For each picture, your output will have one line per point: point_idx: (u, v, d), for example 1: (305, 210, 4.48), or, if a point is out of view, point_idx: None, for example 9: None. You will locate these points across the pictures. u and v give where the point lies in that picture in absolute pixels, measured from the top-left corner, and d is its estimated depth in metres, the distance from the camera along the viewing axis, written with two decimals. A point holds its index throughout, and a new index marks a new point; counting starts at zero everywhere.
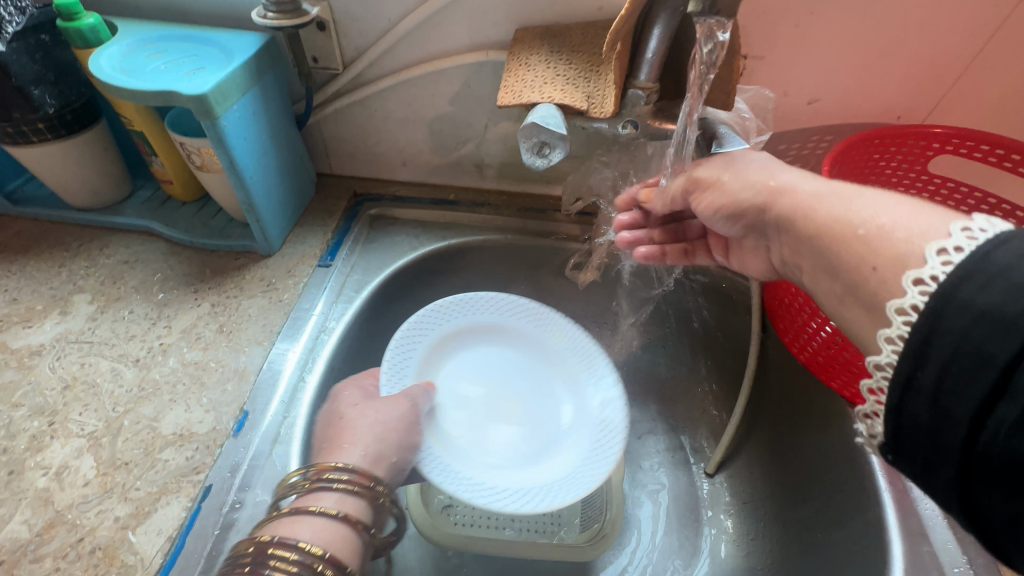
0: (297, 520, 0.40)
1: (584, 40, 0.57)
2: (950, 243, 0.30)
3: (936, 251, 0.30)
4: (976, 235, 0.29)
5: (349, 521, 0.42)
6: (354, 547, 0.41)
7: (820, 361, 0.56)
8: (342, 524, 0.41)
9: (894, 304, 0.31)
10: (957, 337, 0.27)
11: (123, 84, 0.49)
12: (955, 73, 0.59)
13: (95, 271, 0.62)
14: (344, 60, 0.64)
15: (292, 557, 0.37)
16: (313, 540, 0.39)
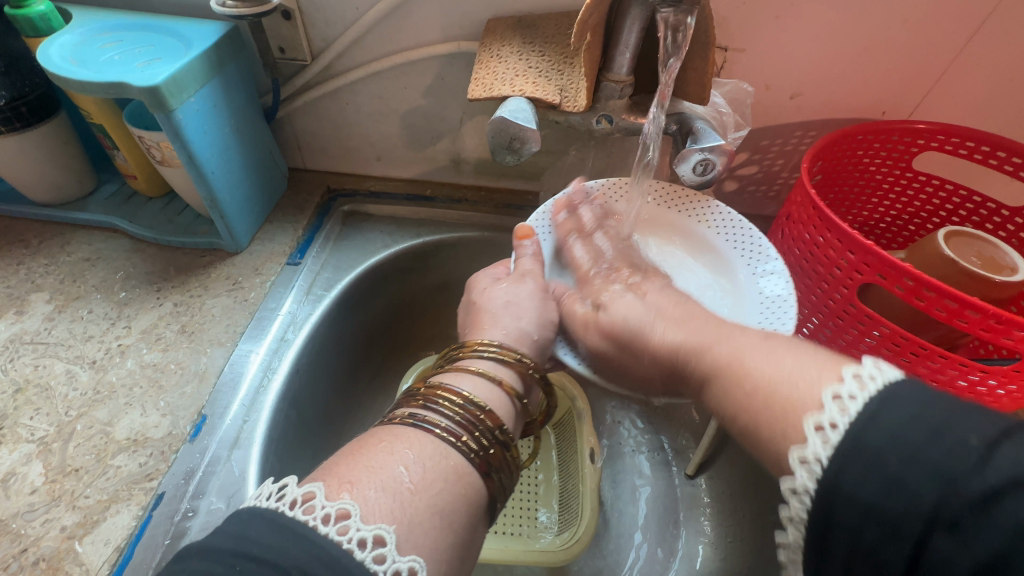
0: (463, 377, 0.41)
1: (557, 31, 0.55)
2: (843, 388, 0.28)
3: (830, 397, 0.28)
4: (866, 383, 0.28)
5: (510, 388, 0.42)
6: (512, 414, 0.41)
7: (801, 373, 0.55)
8: (503, 390, 0.42)
9: (791, 458, 0.28)
10: (854, 543, 0.25)
11: (72, 75, 0.47)
12: (941, 67, 0.57)
13: (54, 269, 0.60)
14: (311, 51, 0.62)
15: (459, 400, 0.38)
16: (474, 392, 0.40)
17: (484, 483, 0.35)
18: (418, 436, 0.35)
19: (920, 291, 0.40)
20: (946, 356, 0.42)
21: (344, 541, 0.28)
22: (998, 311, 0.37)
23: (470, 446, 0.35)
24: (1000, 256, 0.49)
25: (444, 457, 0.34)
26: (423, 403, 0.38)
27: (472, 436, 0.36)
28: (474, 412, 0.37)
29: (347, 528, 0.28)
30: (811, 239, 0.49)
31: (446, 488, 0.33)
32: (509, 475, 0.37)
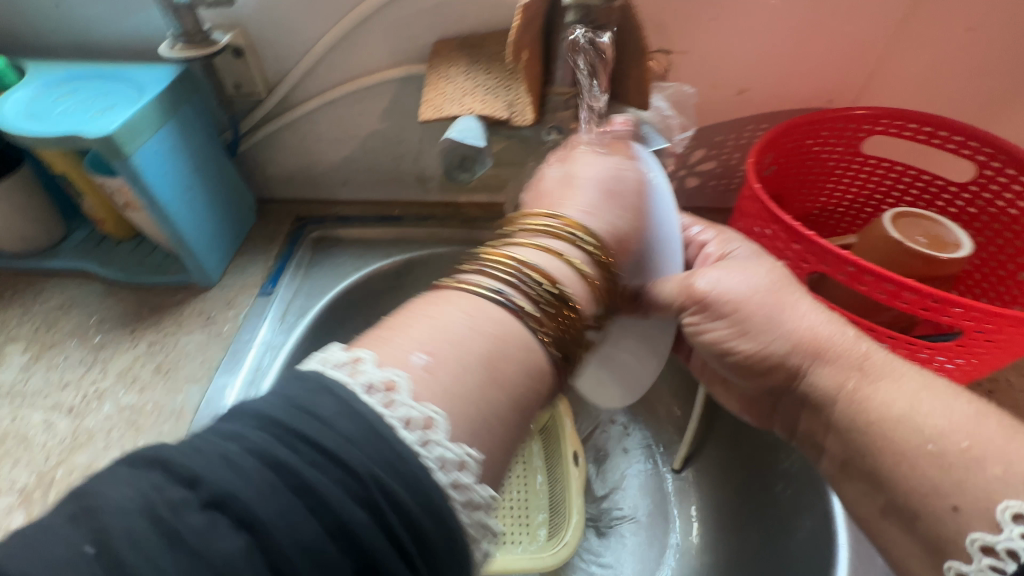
0: (526, 251, 0.37)
1: (501, 48, 0.56)
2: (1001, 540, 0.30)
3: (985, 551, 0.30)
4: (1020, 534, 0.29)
5: (579, 273, 0.37)
6: (588, 296, 0.37)
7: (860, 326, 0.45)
8: (582, 286, 0.37)
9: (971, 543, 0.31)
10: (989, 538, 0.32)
11: (27, 131, 0.49)
12: (879, 53, 0.59)
13: (29, 319, 0.61)
14: (266, 84, 0.63)
15: (535, 273, 0.35)
16: (543, 268, 0.36)
17: (549, 362, 0.34)
18: (472, 302, 0.33)
19: (861, 276, 0.42)
20: (894, 336, 0.44)
21: (424, 456, 0.26)
22: (933, 290, 0.39)
23: (536, 322, 0.33)
24: (946, 233, 0.51)
25: (475, 331, 0.31)
26: (464, 277, 0.35)
27: (550, 322, 0.34)
28: (548, 297, 0.34)
29: (395, 403, 0.26)
30: (761, 231, 0.50)
31: (463, 353, 0.30)
32: (576, 351, 0.36)
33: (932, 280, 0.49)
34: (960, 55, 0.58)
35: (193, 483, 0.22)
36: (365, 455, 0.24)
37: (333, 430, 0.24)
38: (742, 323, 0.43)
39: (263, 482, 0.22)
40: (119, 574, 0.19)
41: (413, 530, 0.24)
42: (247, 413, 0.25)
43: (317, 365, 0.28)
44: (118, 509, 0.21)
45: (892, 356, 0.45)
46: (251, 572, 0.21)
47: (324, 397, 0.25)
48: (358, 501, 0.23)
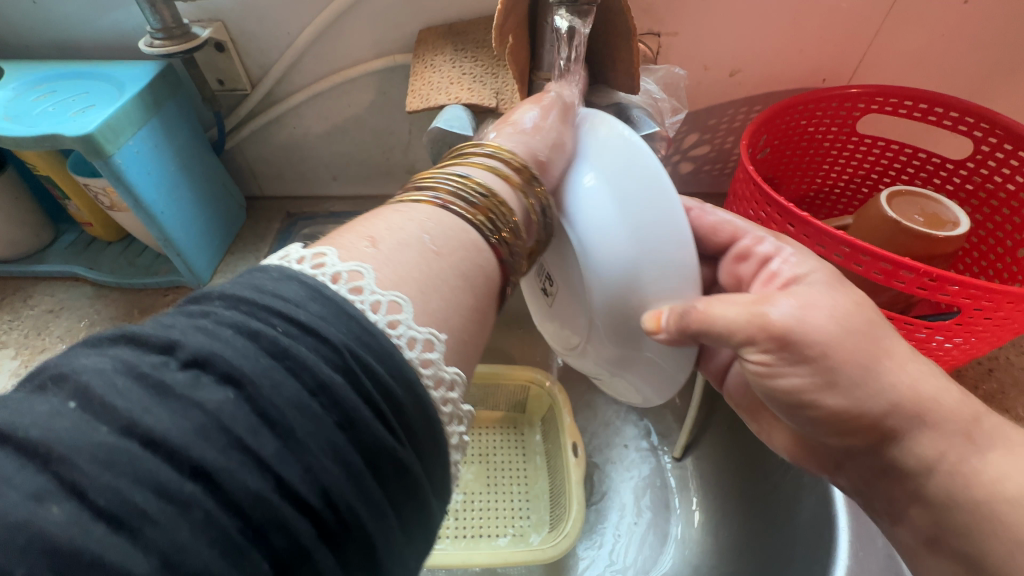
0: (459, 165, 0.35)
1: (487, 35, 0.55)
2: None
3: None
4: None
5: (513, 179, 0.35)
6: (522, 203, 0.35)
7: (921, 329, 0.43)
8: (516, 196, 0.35)
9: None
10: None
11: (6, 133, 0.48)
12: (873, 30, 0.58)
13: (19, 324, 0.61)
14: (250, 79, 0.62)
15: (466, 180, 0.33)
16: (479, 179, 0.34)
17: (493, 258, 0.32)
18: (409, 206, 0.31)
19: (856, 256, 0.41)
20: (893, 317, 0.43)
21: (393, 336, 0.24)
22: (929, 268, 0.38)
23: (485, 226, 0.32)
24: (943, 211, 0.50)
25: (412, 222, 0.29)
26: (396, 195, 0.33)
27: (486, 218, 0.32)
28: (484, 198, 0.32)
29: (360, 290, 0.24)
30: (756, 215, 0.49)
31: (404, 238, 0.28)
32: (520, 259, 0.34)
33: (929, 259, 0.49)
34: (955, 29, 0.57)
35: (168, 348, 0.20)
36: (341, 330, 0.22)
37: (304, 308, 0.22)
38: (830, 373, 0.33)
39: (242, 346, 0.20)
40: (95, 425, 0.17)
41: (394, 405, 0.23)
42: (209, 294, 0.23)
43: (277, 263, 0.25)
44: (93, 370, 0.19)
45: None
46: (242, 421, 0.19)
47: (289, 283, 0.23)
48: (335, 369, 0.21)
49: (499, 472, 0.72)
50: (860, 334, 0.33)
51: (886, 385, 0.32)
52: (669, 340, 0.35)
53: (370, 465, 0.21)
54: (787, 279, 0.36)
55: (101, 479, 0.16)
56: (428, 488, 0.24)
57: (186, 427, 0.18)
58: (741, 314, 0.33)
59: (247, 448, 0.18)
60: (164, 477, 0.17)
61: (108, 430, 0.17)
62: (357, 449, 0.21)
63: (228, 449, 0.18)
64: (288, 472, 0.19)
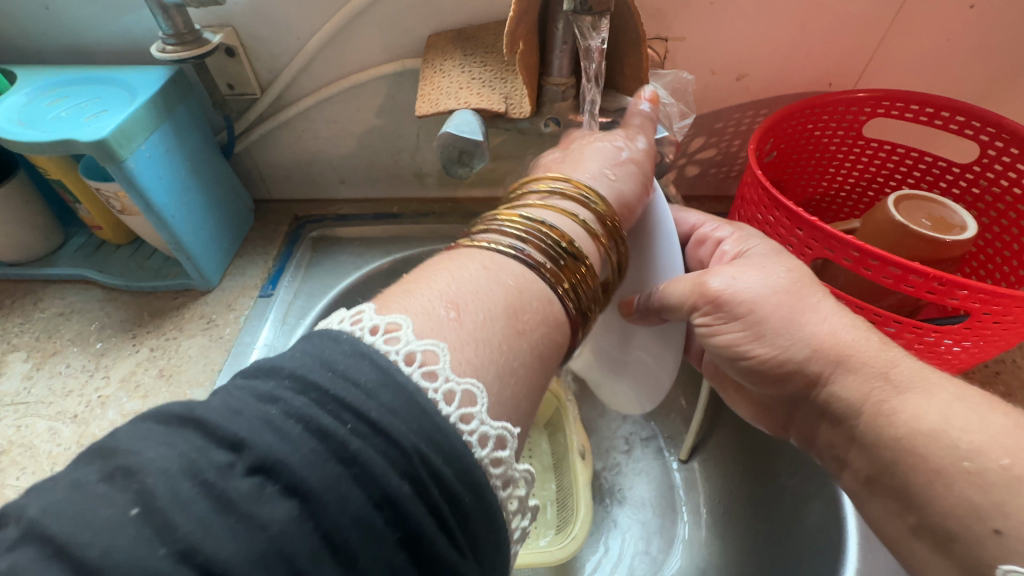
0: (543, 209, 0.38)
1: (496, 40, 0.56)
2: None
3: None
4: None
5: (593, 232, 0.39)
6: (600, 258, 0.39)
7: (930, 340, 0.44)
8: (595, 246, 0.38)
9: None
10: None
11: (21, 138, 0.48)
12: (880, 34, 0.58)
13: (30, 327, 0.61)
14: (260, 83, 0.62)
15: (550, 230, 0.36)
16: (557, 226, 0.37)
17: (568, 327, 0.35)
18: (489, 257, 0.34)
19: (865, 261, 0.41)
20: (901, 320, 0.43)
21: (432, 392, 0.26)
22: (938, 273, 0.38)
23: (559, 282, 0.34)
24: (950, 214, 0.50)
25: (495, 283, 0.32)
26: (473, 237, 0.36)
27: (570, 280, 0.35)
28: (570, 258, 0.35)
29: (433, 375, 0.26)
30: (764, 219, 0.49)
31: (485, 302, 0.31)
32: (592, 313, 0.37)
33: (937, 262, 0.49)
34: (962, 33, 0.57)
35: (236, 446, 0.22)
36: (408, 432, 0.24)
37: (374, 399, 0.24)
38: (757, 326, 0.40)
39: (310, 450, 0.22)
40: (153, 543, 0.19)
41: (454, 505, 0.24)
42: (279, 372, 0.25)
43: (340, 327, 0.28)
44: (158, 470, 0.20)
45: (898, 341, 0.45)
46: (301, 541, 0.21)
47: (363, 365, 0.25)
48: (401, 475, 0.23)
49: None
50: (788, 294, 0.40)
51: (806, 333, 0.39)
52: (639, 317, 0.47)
53: (418, 566, 0.23)
54: (733, 255, 0.45)
55: None
56: (482, 571, 0.26)
57: (250, 553, 0.20)
58: (691, 285, 0.42)
59: (299, 569, 0.20)
60: None
61: (162, 549, 0.19)
62: (404, 551, 0.23)
63: (287, 572, 0.20)
64: (353, 556, 0.21)
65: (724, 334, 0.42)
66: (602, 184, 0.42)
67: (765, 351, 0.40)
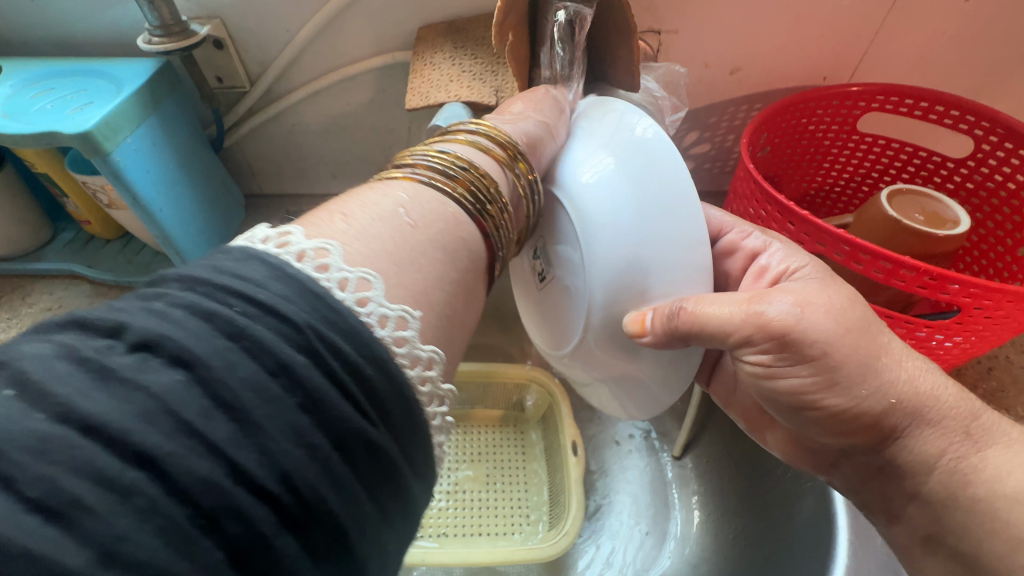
0: (450, 142, 0.34)
1: (487, 33, 0.55)
2: None
3: None
4: None
5: (497, 157, 0.35)
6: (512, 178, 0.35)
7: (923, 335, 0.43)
8: (497, 169, 0.35)
9: None
10: None
11: (4, 130, 0.48)
12: (874, 28, 0.58)
13: (18, 322, 0.60)
14: (249, 76, 0.62)
15: (445, 155, 0.33)
16: (462, 155, 0.33)
17: (483, 248, 0.32)
18: (408, 186, 0.31)
19: (856, 255, 0.41)
20: (892, 315, 0.43)
21: (365, 315, 0.23)
22: (929, 267, 0.38)
23: (467, 201, 0.31)
24: (944, 210, 0.50)
25: (399, 213, 0.29)
26: (392, 168, 0.32)
27: (467, 189, 0.32)
28: (465, 172, 0.32)
29: (366, 302, 0.23)
30: (756, 213, 0.49)
31: (379, 212, 0.28)
32: (506, 225, 0.34)
33: (930, 257, 0.49)
34: (957, 27, 0.57)
35: (117, 330, 0.19)
36: (303, 308, 0.21)
37: (267, 288, 0.21)
38: (831, 373, 0.35)
39: (196, 327, 0.19)
40: (30, 412, 0.16)
41: (362, 382, 0.21)
42: (166, 276, 0.22)
43: (241, 241, 0.24)
44: (33, 354, 0.18)
45: None
46: (194, 405, 0.18)
47: (252, 263, 0.22)
48: (298, 349, 0.20)
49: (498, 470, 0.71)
50: (859, 331, 0.35)
51: (886, 385, 0.35)
52: (655, 341, 0.35)
53: (346, 458, 0.20)
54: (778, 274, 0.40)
55: (36, 469, 0.16)
56: (408, 470, 0.23)
57: (132, 413, 0.17)
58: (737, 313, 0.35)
59: (196, 432, 0.17)
60: (108, 470, 0.16)
61: (43, 417, 0.16)
62: (324, 432, 0.20)
63: (177, 433, 0.17)
64: (246, 459, 0.18)
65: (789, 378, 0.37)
66: (505, 126, 0.38)
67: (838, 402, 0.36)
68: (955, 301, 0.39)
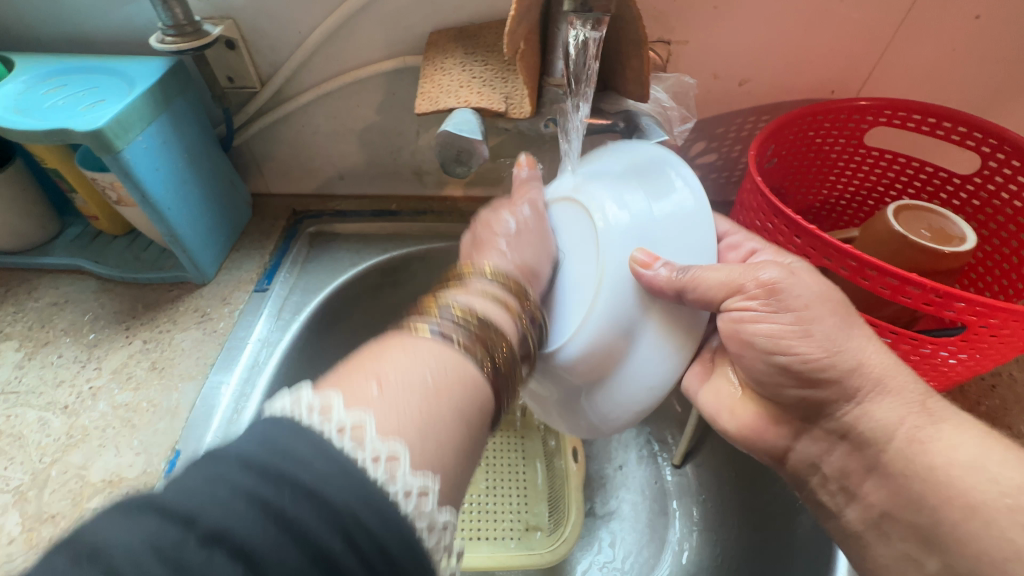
0: (462, 294, 0.38)
1: (498, 39, 0.55)
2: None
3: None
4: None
5: (510, 308, 0.38)
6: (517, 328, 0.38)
7: (927, 352, 0.43)
8: (511, 318, 0.38)
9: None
10: None
11: (17, 126, 0.48)
12: (884, 43, 0.58)
13: (23, 316, 0.61)
14: (260, 77, 0.62)
15: (469, 314, 0.35)
16: (478, 308, 0.36)
17: (488, 388, 0.33)
18: (413, 342, 0.33)
19: (863, 271, 0.41)
20: (898, 332, 0.43)
21: (393, 489, 0.26)
22: (936, 285, 0.38)
23: (484, 361, 0.34)
24: (950, 226, 0.50)
25: (412, 392, 0.30)
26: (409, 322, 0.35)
27: (482, 347, 0.34)
28: (478, 330, 0.35)
29: (362, 441, 0.26)
30: (763, 225, 0.49)
31: (406, 380, 0.30)
32: (513, 377, 0.36)
33: (936, 274, 0.49)
34: (966, 44, 0.57)
35: (187, 521, 0.21)
36: (343, 492, 0.24)
37: (310, 468, 0.24)
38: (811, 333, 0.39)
39: (252, 516, 0.22)
40: None
41: (390, 564, 0.24)
42: (220, 455, 0.25)
43: (288, 409, 0.27)
44: (119, 544, 0.20)
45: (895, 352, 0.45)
46: None
47: (299, 439, 0.26)
48: (336, 536, 0.23)
49: (499, 475, 0.71)
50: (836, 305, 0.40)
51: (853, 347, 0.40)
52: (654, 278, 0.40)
53: None
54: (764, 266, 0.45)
55: None
56: None
57: None
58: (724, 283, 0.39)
59: None
60: None
61: None
62: None
63: None
64: None
65: (762, 323, 0.41)
66: (504, 267, 0.43)
67: (810, 350, 0.39)
68: (963, 319, 0.39)
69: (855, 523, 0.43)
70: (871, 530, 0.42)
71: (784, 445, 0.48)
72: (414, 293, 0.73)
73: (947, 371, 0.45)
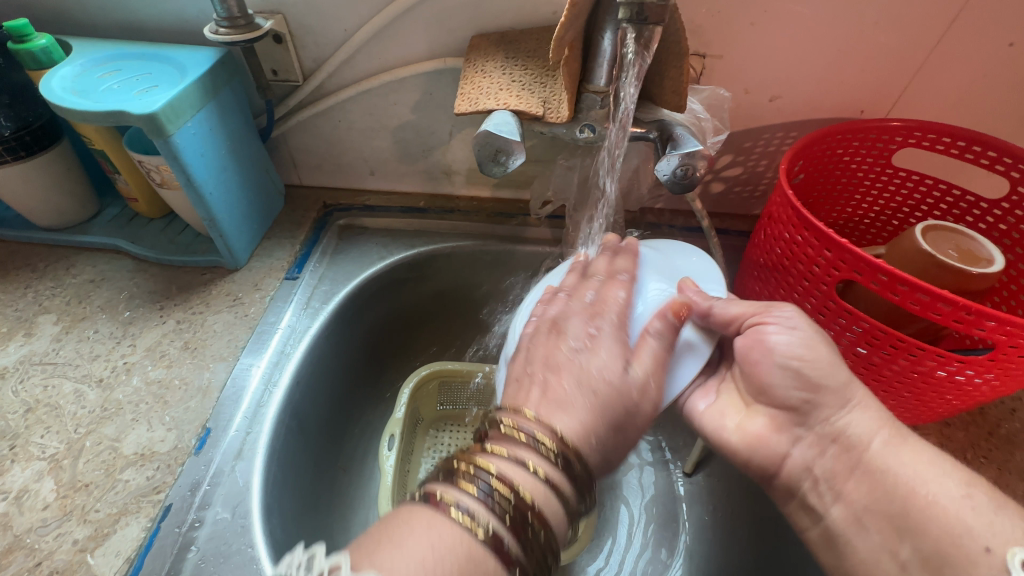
0: (502, 456, 0.36)
1: (538, 45, 0.57)
2: None
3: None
4: None
5: (558, 489, 0.36)
6: (562, 511, 0.36)
7: (954, 369, 0.44)
8: (554, 492, 0.35)
9: None
10: None
11: (74, 106, 0.50)
12: (916, 66, 0.59)
13: (61, 291, 0.62)
14: (303, 71, 0.64)
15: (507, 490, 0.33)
16: (514, 484, 0.34)
17: None
18: (441, 516, 0.32)
19: (893, 285, 0.42)
20: (923, 348, 0.44)
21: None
22: (966, 302, 0.39)
23: (503, 541, 0.32)
24: (977, 247, 0.51)
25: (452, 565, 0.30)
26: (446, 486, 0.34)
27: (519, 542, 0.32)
28: (523, 521, 0.33)
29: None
30: (791, 238, 0.50)
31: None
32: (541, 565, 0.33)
33: (961, 294, 0.49)
34: (998, 70, 0.58)
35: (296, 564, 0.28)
36: None
37: None
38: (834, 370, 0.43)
39: None
40: None
41: None
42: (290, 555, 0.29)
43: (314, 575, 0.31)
44: None
45: (919, 368, 0.45)
46: None
47: None
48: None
49: None
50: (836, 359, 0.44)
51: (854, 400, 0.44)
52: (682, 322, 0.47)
53: None
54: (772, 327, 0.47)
55: None
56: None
57: None
58: (743, 313, 0.47)
59: None
60: None
61: None
62: None
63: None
64: None
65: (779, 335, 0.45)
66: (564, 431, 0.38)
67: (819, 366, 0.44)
68: (992, 337, 0.40)
69: (834, 535, 0.44)
70: (853, 509, 0.43)
71: (784, 446, 0.48)
72: (438, 287, 0.74)
73: (974, 389, 0.45)
